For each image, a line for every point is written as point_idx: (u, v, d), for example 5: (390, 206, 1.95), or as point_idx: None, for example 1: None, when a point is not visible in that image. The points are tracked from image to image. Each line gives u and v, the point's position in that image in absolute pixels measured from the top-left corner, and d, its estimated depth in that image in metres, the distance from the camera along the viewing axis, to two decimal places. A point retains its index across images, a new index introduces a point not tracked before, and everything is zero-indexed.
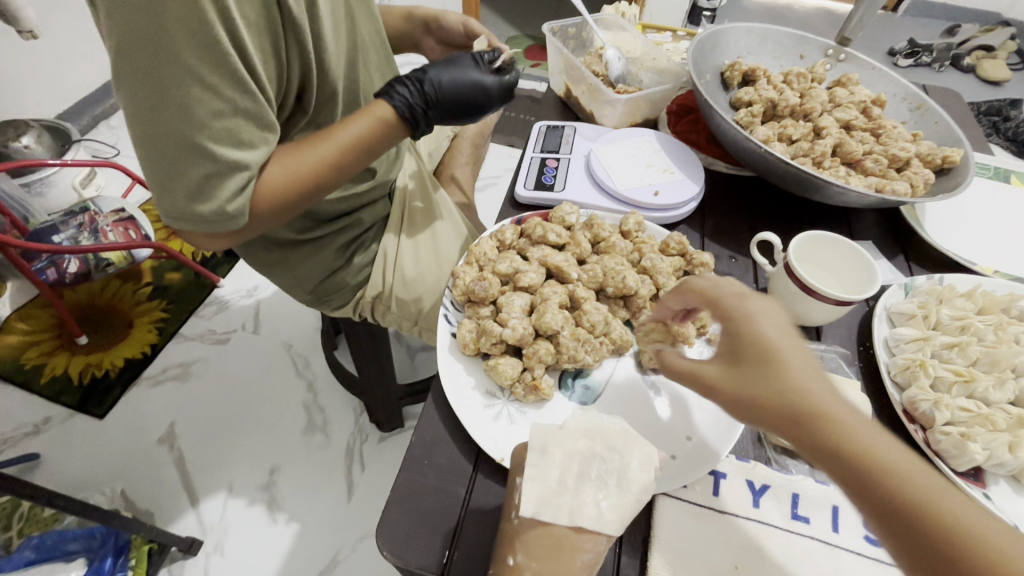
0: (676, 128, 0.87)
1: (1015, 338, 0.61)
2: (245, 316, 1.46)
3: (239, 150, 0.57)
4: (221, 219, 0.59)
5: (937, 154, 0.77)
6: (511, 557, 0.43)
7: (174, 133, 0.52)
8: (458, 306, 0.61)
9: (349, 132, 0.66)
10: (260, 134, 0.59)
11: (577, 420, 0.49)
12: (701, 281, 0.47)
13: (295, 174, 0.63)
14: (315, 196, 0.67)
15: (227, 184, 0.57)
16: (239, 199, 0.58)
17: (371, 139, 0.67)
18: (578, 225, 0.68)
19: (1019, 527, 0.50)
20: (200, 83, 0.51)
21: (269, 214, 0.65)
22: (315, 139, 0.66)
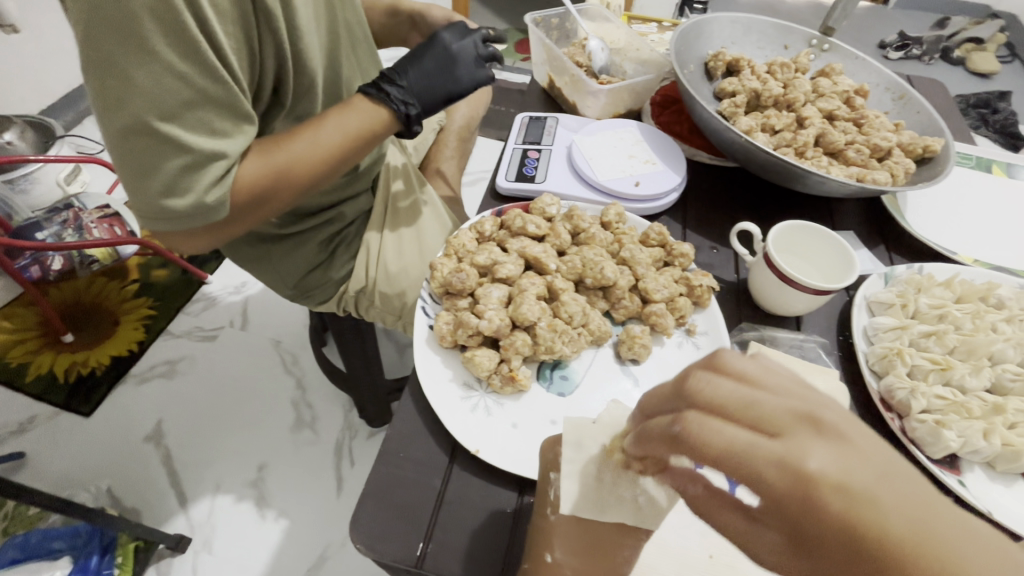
0: (659, 118, 0.86)
1: (992, 327, 0.61)
2: (233, 313, 1.45)
3: (214, 140, 0.56)
4: (199, 213, 0.58)
5: (918, 144, 0.77)
6: (548, 555, 0.41)
7: (146, 126, 0.51)
8: (437, 299, 0.61)
9: (333, 124, 0.66)
10: (234, 124, 0.58)
11: (611, 415, 0.47)
12: (692, 393, 0.28)
13: (276, 164, 0.63)
14: (296, 188, 0.66)
15: (204, 176, 0.56)
16: (217, 190, 0.58)
17: (355, 132, 0.68)
18: (558, 217, 0.67)
19: (993, 513, 0.50)
20: (170, 73, 0.50)
21: (249, 206, 0.63)
22: (296, 131, 0.65)
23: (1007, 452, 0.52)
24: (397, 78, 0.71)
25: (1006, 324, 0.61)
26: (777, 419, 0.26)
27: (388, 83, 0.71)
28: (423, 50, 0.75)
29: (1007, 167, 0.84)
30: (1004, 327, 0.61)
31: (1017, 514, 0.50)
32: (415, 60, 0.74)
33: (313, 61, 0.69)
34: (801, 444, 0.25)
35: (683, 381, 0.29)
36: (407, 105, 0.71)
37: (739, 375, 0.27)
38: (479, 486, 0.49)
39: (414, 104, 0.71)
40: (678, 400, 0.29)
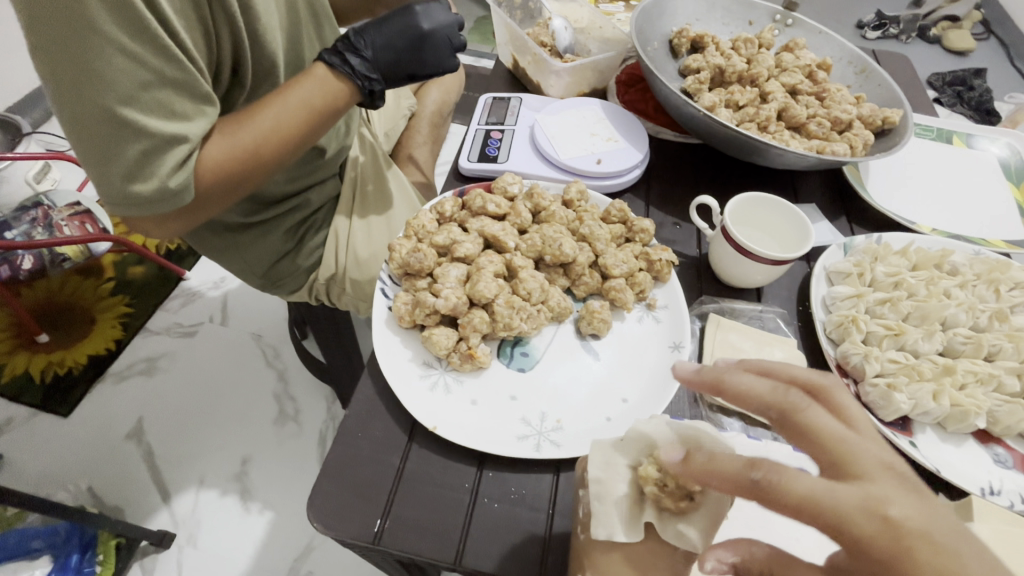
0: (624, 97, 0.86)
1: (945, 292, 0.62)
2: (212, 308, 1.43)
3: (173, 123, 0.54)
4: (164, 198, 0.56)
5: (877, 116, 0.78)
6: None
7: (100, 108, 0.49)
8: (397, 280, 0.61)
9: (296, 99, 0.64)
10: (194, 106, 0.56)
11: (636, 427, 0.44)
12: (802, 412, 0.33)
13: (241, 144, 0.61)
14: (266, 168, 0.65)
15: (166, 159, 0.54)
16: (181, 173, 0.56)
17: (319, 105, 0.66)
18: (520, 195, 0.67)
19: (941, 471, 0.51)
20: (121, 52, 0.48)
21: (218, 188, 0.62)
22: (257, 108, 0.63)
23: (957, 412, 0.53)
24: (362, 49, 0.68)
25: (959, 290, 0.62)
26: (867, 464, 0.31)
27: (352, 53, 0.68)
28: (391, 19, 0.72)
29: (966, 137, 0.85)
30: (957, 292, 0.62)
31: (965, 472, 0.52)
32: (380, 29, 0.71)
33: (271, 42, 0.68)
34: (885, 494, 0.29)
35: (788, 406, 0.33)
36: (371, 80, 0.69)
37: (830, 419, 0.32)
38: (437, 462, 0.50)
39: (378, 80, 0.69)
40: (769, 411, 0.34)
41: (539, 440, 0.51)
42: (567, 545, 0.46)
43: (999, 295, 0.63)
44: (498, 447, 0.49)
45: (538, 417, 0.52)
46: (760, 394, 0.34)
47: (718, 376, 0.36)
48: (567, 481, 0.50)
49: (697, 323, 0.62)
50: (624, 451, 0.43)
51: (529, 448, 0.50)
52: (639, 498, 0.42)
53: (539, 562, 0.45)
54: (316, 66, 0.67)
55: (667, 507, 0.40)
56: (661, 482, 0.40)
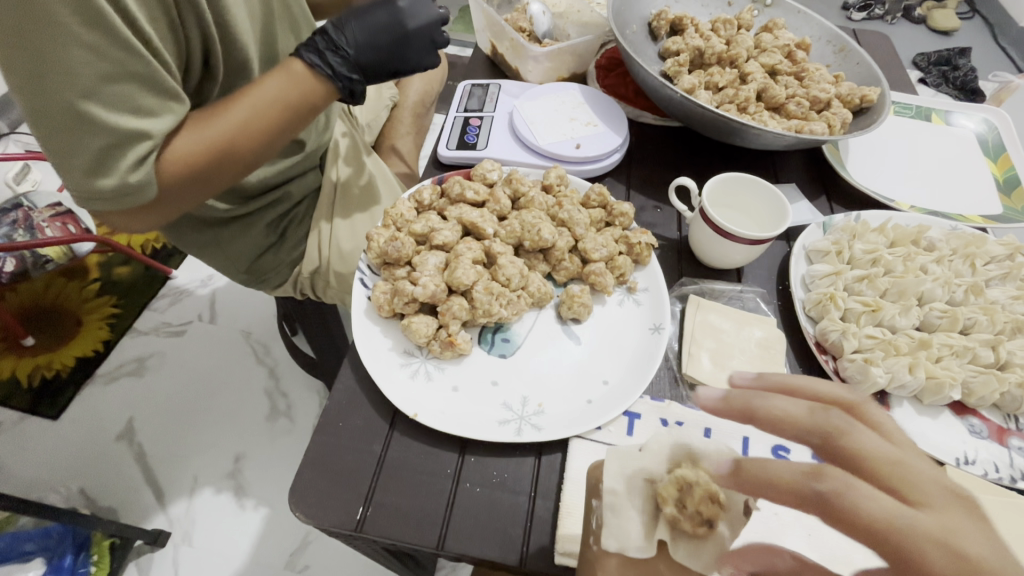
0: (604, 81, 0.85)
1: (922, 268, 0.62)
2: (201, 306, 1.42)
3: (137, 118, 0.53)
4: (126, 194, 0.54)
5: (856, 95, 0.78)
6: None
7: (60, 102, 0.48)
8: (376, 270, 0.61)
9: (269, 96, 0.61)
10: (160, 102, 0.55)
11: (658, 442, 0.43)
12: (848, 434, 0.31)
13: (209, 141, 0.59)
14: (237, 166, 0.63)
15: (128, 154, 0.53)
16: (143, 169, 0.54)
17: (294, 102, 0.63)
18: (499, 182, 0.66)
19: (917, 443, 0.52)
20: (79, 45, 0.47)
21: (185, 184, 0.60)
22: (228, 103, 0.61)
23: (931, 384, 0.54)
24: (344, 47, 0.65)
25: (935, 265, 0.63)
26: (926, 490, 0.29)
27: (333, 51, 0.65)
28: (372, 12, 0.69)
29: (945, 114, 0.85)
30: (933, 267, 0.62)
31: (941, 443, 0.53)
32: (362, 23, 0.68)
33: (242, 33, 0.67)
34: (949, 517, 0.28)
35: (831, 431, 0.31)
36: (353, 80, 0.67)
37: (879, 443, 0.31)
38: (419, 448, 0.50)
39: (359, 80, 0.67)
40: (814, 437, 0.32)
41: (520, 425, 0.51)
42: (549, 526, 0.46)
43: (974, 270, 0.63)
44: (479, 432, 0.49)
45: (519, 401, 0.53)
46: (799, 418, 0.32)
47: (749, 401, 0.33)
48: (548, 464, 0.50)
49: (678, 305, 0.63)
50: (645, 462, 0.42)
51: (510, 432, 0.50)
52: (655, 513, 0.40)
53: (523, 544, 0.45)
54: (294, 60, 0.64)
55: (685, 530, 0.39)
56: (680, 502, 0.39)
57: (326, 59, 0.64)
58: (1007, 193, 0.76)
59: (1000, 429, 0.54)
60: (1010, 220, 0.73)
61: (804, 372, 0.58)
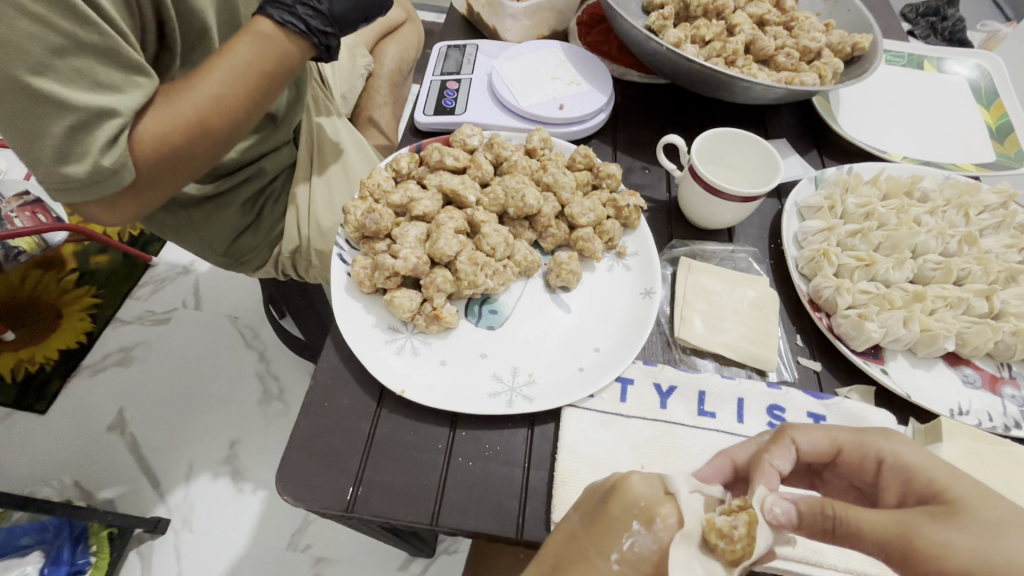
0: (586, 39, 0.81)
1: (916, 220, 0.61)
2: (185, 293, 1.38)
3: (100, 95, 0.48)
4: (101, 179, 0.50)
5: (847, 43, 0.75)
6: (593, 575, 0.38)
7: (10, 81, 0.43)
8: (354, 245, 0.58)
9: (240, 63, 0.53)
10: (123, 75, 0.50)
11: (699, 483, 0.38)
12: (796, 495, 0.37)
13: (183, 122, 0.52)
14: (217, 144, 0.57)
15: (97, 135, 0.48)
16: (116, 150, 0.49)
17: (268, 66, 0.55)
18: (480, 147, 0.63)
19: (912, 396, 0.52)
20: (22, 14, 0.42)
21: (163, 168, 0.54)
22: (195, 75, 0.53)
23: (926, 336, 0.53)
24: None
25: (929, 216, 0.61)
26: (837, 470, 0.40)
27: (303, 3, 0.56)
28: None
29: (937, 62, 0.83)
30: (927, 218, 0.61)
31: (934, 394, 0.52)
32: None
33: None
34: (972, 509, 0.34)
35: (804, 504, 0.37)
36: (328, 35, 0.58)
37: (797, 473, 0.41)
38: (408, 425, 0.48)
39: (335, 35, 0.59)
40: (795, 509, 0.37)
41: (511, 396, 0.50)
42: (545, 497, 0.46)
43: (968, 219, 0.62)
44: (469, 406, 0.48)
45: (509, 372, 0.51)
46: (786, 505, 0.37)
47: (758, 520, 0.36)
48: (541, 435, 0.49)
49: (669, 269, 0.61)
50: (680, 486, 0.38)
51: (501, 404, 0.49)
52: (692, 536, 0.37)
53: (518, 516, 0.45)
54: (260, 16, 0.55)
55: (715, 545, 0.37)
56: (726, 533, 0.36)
57: (295, 11, 0.55)
58: (1000, 140, 0.75)
59: (993, 378, 0.54)
60: (1003, 167, 0.72)
61: (797, 330, 0.57)
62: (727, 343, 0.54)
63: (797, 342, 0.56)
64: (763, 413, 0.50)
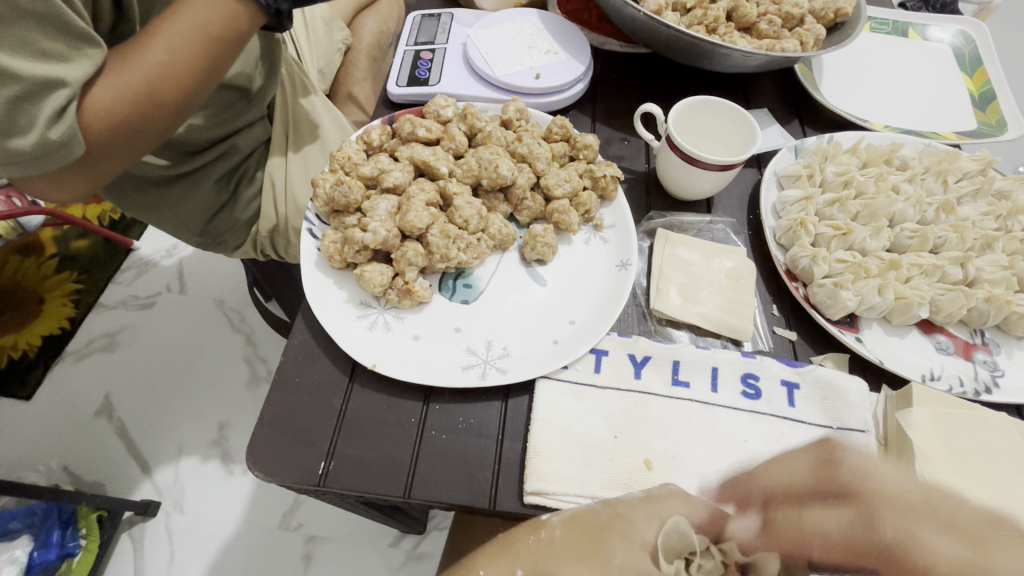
0: (565, 7, 0.79)
1: (894, 188, 0.61)
2: (169, 277, 1.36)
3: (46, 65, 0.46)
4: (50, 152, 0.48)
5: (830, 9, 0.73)
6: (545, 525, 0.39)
7: None
8: (325, 219, 0.57)
9: (186, 28, 0.51)
10: (72, 45, 0.47)
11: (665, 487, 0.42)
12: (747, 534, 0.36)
13: (128, 91, 0.50)
14: (167, 115, 0.55)
15: (42, 108, 0.46)
16: (64, 122, 0.47)
17: (217, 32, 0.53)
18: (454, 119, 0.62)
19: (884, 362, 0.52)
20: None
21: (114, 140, 0.53)
22: (139, 43, 0.51)
23: (900, 304, 0.53)
24: None
25: (907, 184, 0.61)
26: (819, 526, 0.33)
27: None
28: None
29: (922, 29, 0.82)
30: (905, 186, 0.61)
31: (907, 361, 0.53)
32: None
33: None
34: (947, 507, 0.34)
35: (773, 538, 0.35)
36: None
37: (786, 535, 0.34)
38: (380, 399, 0.48)
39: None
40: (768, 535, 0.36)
41: (484, 368, 0.49)
42: (518, 467, 0.46)
43: (946, 186, 0.62)
44: (442, 378, 0.48)
45: (483, 345, 0.51)
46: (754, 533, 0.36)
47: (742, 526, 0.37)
48: (515, 407, 0.49)
49: (647, 241, 0.61)
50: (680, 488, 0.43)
51: (474, 376, 0.49)
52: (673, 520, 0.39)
53: (491, 487, 0.45)
54: None
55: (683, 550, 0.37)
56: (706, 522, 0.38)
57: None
58: (982, 108, 0.74)
59: (967, 345, 0.54)
60: (983, 135, 0.71)
61: (774, 300, 0.57)
62: (703, 313, 0.54)
63: (773, 311, 0.56)
64: (737, 382, 0.50)
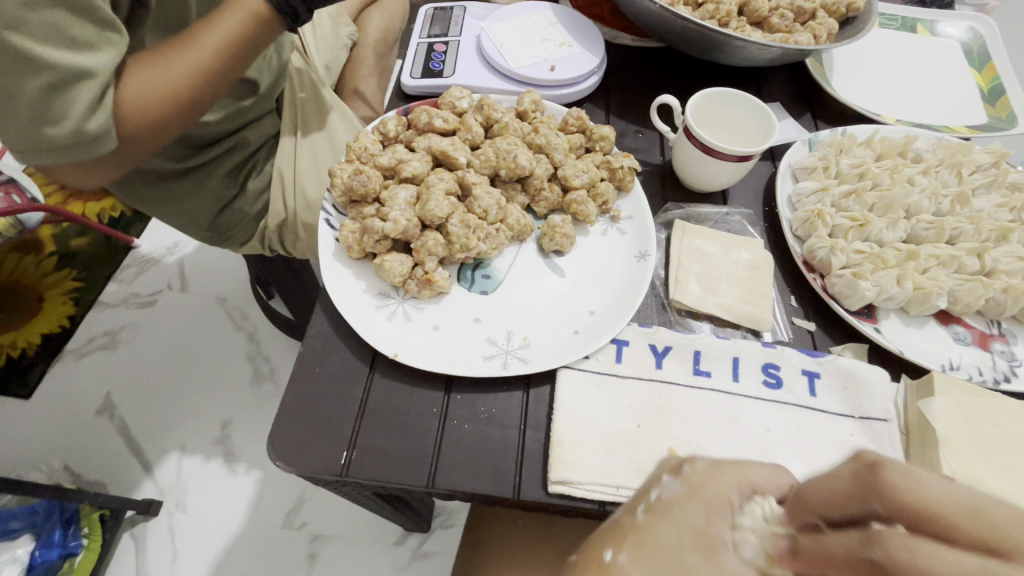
0: (577, 1, 0.79)
1: (909, 179, 0.61)
2: (170, 275, 1.35)
3: (78, 53, 0.47)
4: (82, 144, 0.50)
5: (842, 3, 0.74)
6: (609, 552, 0.33)
7: None
8: (342, 210, 0.57)
9: (222, 37, 0.54)
10: (99, 32, 0.48)
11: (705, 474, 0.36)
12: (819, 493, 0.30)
13: (164, 92, 0.53)
14: (193, 113, 0.57)
15: (76, 99, 0.47)
16: (99, 114, 0.49)
17: (248, 42, 0.56)
18: (470, 110, 0.61)
19: (904, 353, 0.52)
20: None
21: (140, 137, 0.54)
22: (175, 46, 0.53)
23: (918, 294, 0.53)
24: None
25: (922, 176, 0.61)
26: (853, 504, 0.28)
27: None
28: None
29: (930, 24, 0.82)
30: (920, 178, 0.61)
31: (926, 351, 0.53)
32: None
33: None
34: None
35: (856, 487, 0.28)
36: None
37: (878, 489, 0.27)
38: (401, 389, 0.48)
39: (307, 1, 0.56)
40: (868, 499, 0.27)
41: (506, 358, 0.49)
42: (541, 458, 0.45)
43: (960, 179, 0.62)
44: (463, 368, 0.48)
45: (504, 336, 0.51)
46: (845, 483, 0.28)
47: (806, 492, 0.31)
48: (537, 397, 0.49)
49: (663, 232, 0.61)
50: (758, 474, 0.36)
51: (496, 366, 0.48)
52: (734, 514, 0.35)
53: (515, 476, 0.44)
54: None
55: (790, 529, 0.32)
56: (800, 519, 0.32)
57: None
58: (992, 102, 0.74)
59: (984, 335, 0.54)
60: (994, 129, 0.71)
61: (792, 291, 0.57)
62: (723, 304, 0.54)
63: (791, 302, 0.56)
64: (758, 371, 0.50)
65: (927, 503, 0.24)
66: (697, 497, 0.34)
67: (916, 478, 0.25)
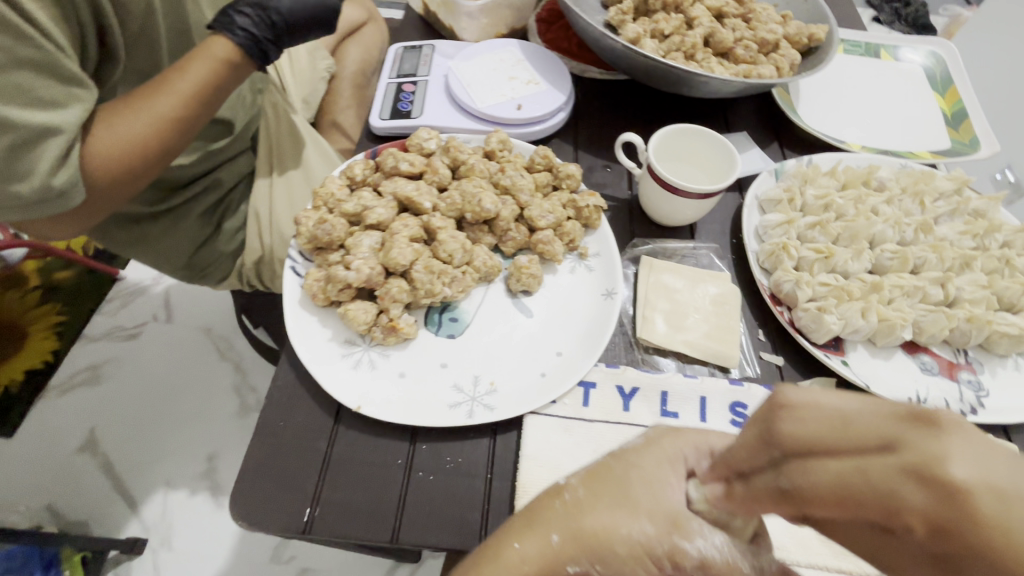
0: (546, 36, 0.80)
1: (873, 210, 0.61)
2: (154, 306, 1.34)
3: (40, 112, 0.47)
4: (49, 199, 0.49)
5: (804, 34, 0.75)
6: (552, 534, 0.35)
7: None
8: (308, 256, 0.57)
9: (192, 84, 0.56)
10: (63, 89, 0.48)
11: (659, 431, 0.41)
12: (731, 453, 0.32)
13: (133, 141, 0.54)
14: (163, 160, 0.58)
15: (40, 156, 0.47)
16: (65, 170, 0.49)
17: (217, 88, 0.58)
18: (437, 151, 0.62)
19: (870, 386, 0.52)
20: None
21: (109, 186, 0.55)
22: (146, 95, 0.55)
23: (884, 326, 0.53)
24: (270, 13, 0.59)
25: (885, 206, 0.62)
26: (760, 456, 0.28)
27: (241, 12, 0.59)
28: None
29: (893, 50, 0.84)
30: (884, 208, 0.61)
31: (893, 383, 0.53)
32: None
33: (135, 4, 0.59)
34: (916, 445, 0.22)
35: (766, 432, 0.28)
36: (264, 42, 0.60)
37: (811, 416, 0.26)
38: (366, 441, 0.47)
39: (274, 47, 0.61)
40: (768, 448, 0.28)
41: (472, 406, 0.49)
42: (508, 507, 0.45)
43: (923, 207, 0.63)
44: (428, 418, 0.47)
45: (470, 381, 0.50)
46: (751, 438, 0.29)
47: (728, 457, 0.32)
48: (504, 444, 0.48)
49: (631, 267, 0.61)
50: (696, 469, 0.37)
51: (461, 415, 0.48)
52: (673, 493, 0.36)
53: (480, 528, 0.44)
54: (212, 38, 0.58)
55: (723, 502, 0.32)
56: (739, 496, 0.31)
57: (235, 24, 0.58)
58: (955, 126, 0.76)
59: (950, 364, 0.55)
60: (957, 154, 0.72)
61: (760, 324, 0.57)
62: (690, 341, 0.54)
63: (759, 336, 0.57)
64: (725, 411, 0.50)
65: (813, 433, 0.25)
66: (652, 447, 0.39)
67: (795, 408, 0.26)
